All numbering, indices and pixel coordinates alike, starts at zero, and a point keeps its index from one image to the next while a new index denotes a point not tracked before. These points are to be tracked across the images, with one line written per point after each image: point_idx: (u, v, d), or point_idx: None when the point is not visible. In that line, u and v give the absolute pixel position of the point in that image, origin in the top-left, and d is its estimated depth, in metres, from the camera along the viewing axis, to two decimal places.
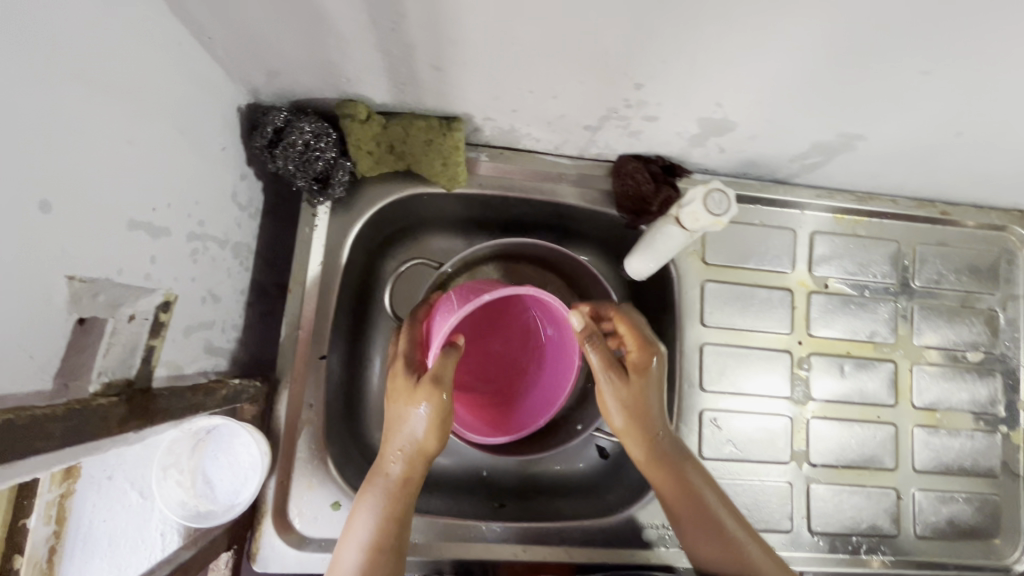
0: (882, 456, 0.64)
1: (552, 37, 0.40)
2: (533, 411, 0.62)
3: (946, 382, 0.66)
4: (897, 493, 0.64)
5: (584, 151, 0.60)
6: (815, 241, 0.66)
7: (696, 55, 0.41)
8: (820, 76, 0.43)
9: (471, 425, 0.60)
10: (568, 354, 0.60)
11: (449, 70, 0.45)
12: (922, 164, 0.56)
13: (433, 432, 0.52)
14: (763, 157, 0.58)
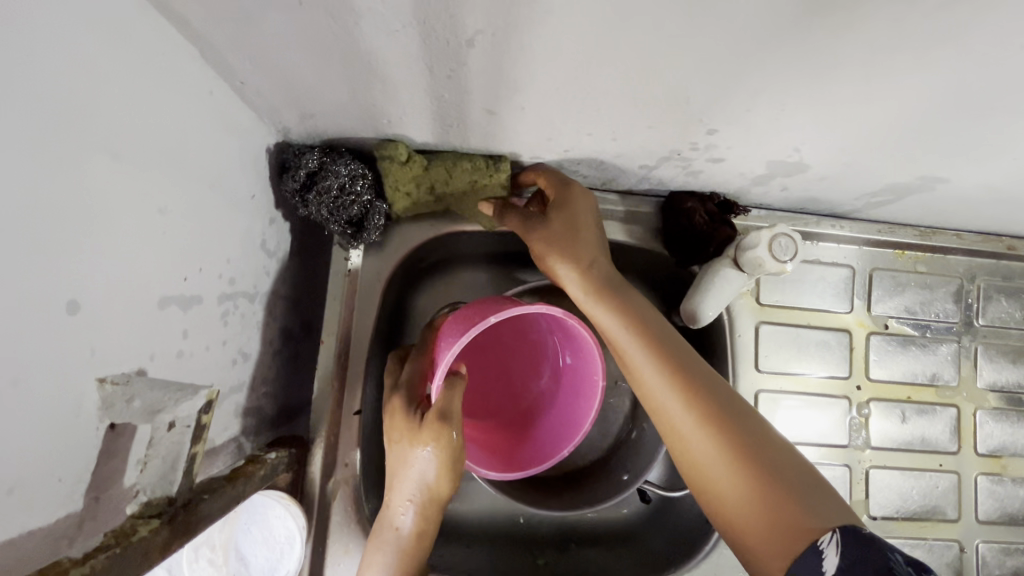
0: (944, 507, 0.61)
1: (624, 85, 0.36)
2: (553, 442, 0.57)
3: (1011, 428, 0.63)
4: (960, 545, 0.60)
5: (633, 187, 0.56)
6: (874, 279, 0.62)
7: (782, 102, 0.37)
8: (915, 123, 0.39)
9: (483, 459, 0.55)
10: (590, 380, 0.55)
11: (503, 114, 0.41)
12: (1001, 203, 0.52)
13: (443, 474, 0.48)
14: (828, 195, 0.54)
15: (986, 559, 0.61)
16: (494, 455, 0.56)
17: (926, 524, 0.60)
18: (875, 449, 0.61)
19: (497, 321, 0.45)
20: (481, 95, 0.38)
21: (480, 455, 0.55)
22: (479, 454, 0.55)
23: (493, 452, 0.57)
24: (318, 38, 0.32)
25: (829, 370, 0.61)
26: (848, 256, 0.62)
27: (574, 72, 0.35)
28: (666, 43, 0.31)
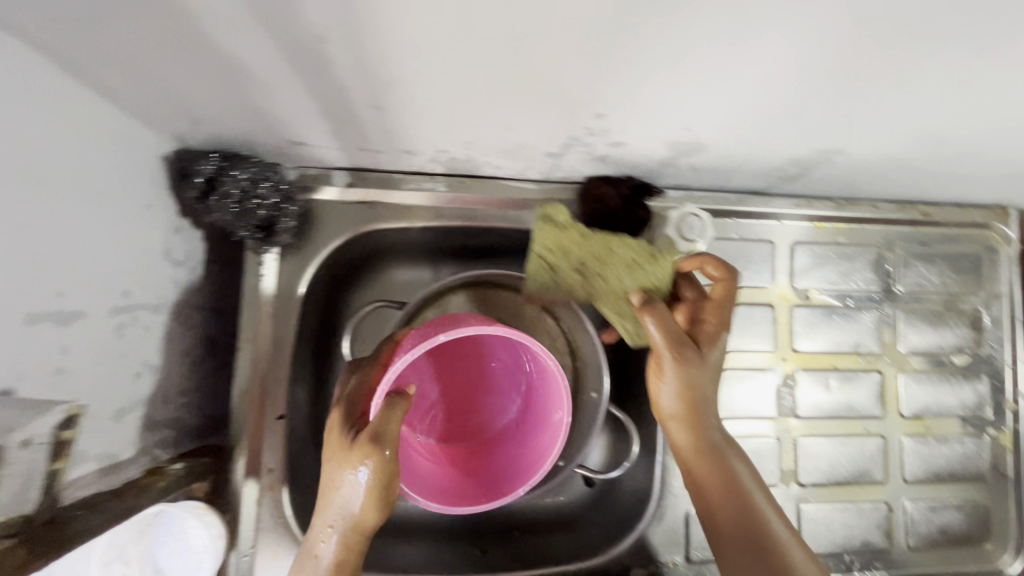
0: (871, 469, 0.62)
1: (497, 75, 0.36)
2: (513, 477, 0.55)
3: (933, 389, 0.65)
4: (888, 506, 0.62)
5: (549, 176, 0.57)
6: (795, 253, 0.63)
7: (658, 84, 0.38)
8: (792, 97, 0.40)
9: (431, 488, 0.54)
10: (555, 415, 0.54)
11: (391, 109, 0.41)
12: (903, 171, 0.53)
13: (371, 502, 0.43)
14: (738, 173, 0.55)
15: (913, 517, 0.63)
16: (447, 484, 0.55)
17: (854, 487, 0.62)
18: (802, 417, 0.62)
19: (444, 338, 0.45)
20: (360, 90, 0.38)
21: (431, 483, 0.54)
22: (428, 482, 0.54)
23: (446, 482, 0.56)
24: (169, 40, 0.31)
25: (755, 345, 0.62)
26: (771, 230, 0.62)
27: (442, 64, 0.34)
28: (521, 31, 0.31)
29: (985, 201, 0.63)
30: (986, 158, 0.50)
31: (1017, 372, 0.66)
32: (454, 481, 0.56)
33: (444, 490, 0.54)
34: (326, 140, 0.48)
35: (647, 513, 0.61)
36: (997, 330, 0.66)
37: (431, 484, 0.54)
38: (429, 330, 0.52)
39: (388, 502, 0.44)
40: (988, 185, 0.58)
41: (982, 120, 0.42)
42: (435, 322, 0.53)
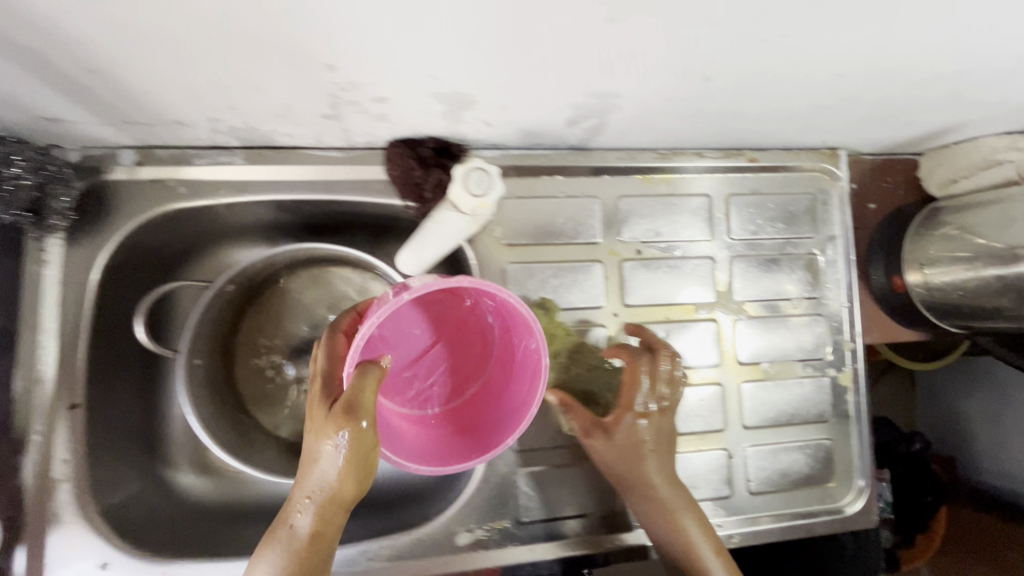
0: (713, 408, 0.83)
1: (435, 28, 0.48)
2: (500, 432, 0.69)
3: (765, 295, 0.85)
4: (730, 452, 0.83)
5: (461, 137, 0.73)
6: (671, 198, 0.84)
7: (559, 36, 0.51)
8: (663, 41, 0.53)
9: (410, 453, 0.67)
10: (532, 355, 0.68)
11: (352, 89, 0.59)
12: (761, 105, 0.69)
13: (345, 477, 0.61)
14: (612, 122, 0.71)
15: (767, 405, 0.84)
16: (448, 450, 0.69)
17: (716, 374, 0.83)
18: (682, 324, 0.83)
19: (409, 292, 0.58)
20: (326, 77, 0.56)
21: (414, 450, 0.69)
22: (413, 450, 0.68)
23: (437, 448, 0.70)
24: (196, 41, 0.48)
25: (645, 266, 0.83)
26: (650, 183, 0.83)
27: (381, 53, 0.52)
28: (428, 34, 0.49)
29: (808, 145, 0.84)
30: (828, 84, 0.64)
31: (851, 311, 0.86)
32: (428, 447, 0.70)
33: (431, 455, 0.68)
34: (298, 95, 0.60)
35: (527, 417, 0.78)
36: (831, 269, 0.86)
37: (417, 452, 0.68)
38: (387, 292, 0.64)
39: (357, 475, 0.61)
40: (823, 117, 0.74)
41: (817, 49, 0.56)
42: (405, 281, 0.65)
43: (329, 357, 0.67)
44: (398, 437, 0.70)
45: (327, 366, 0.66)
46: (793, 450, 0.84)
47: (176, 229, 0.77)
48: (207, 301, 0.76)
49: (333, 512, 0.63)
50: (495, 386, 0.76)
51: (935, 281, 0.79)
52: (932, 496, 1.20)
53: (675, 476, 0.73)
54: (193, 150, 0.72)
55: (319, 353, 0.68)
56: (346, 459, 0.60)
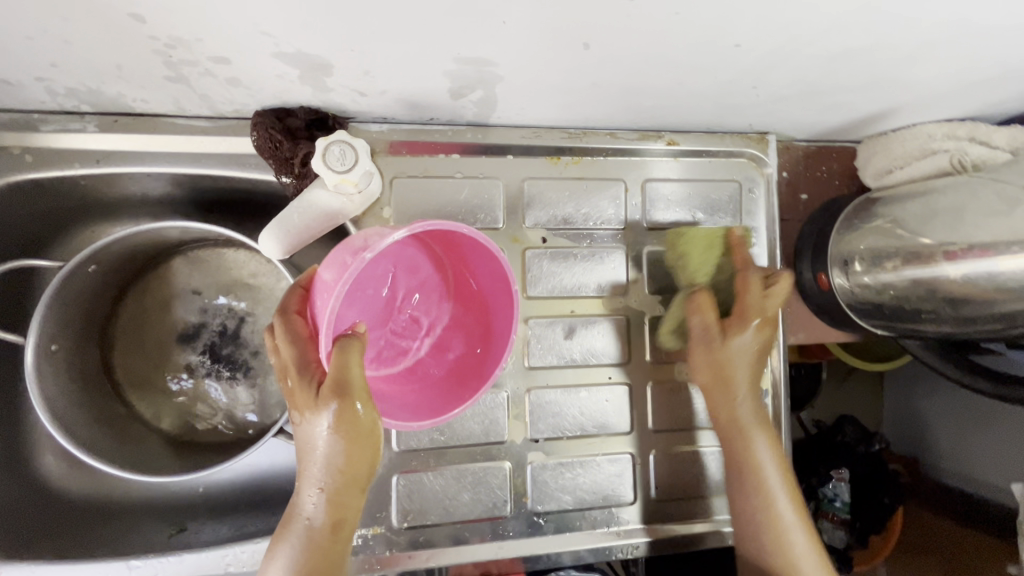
0: (620, 406, 0.77)
1: None
2: (489, 364, 0.69)
3: None
4: (636, 455, 0.77)
5: (340, 108, 0.67)
6: (581, 183, 0.77)
7: None
8: (509, 6, 0.47)
9: (408, 412, 0.66)
10: (502, 284, 0.68)
11: (181, 47, 0.52)
12: (656, 82, 0.63)
13: (347, 457, 0.58)
14: (501, 97, 0.65)
15: (678, 407, 0.79)
16: (442, 396, 0.68)
17: (623, 373, 0.78)
18: (588, 318, 0.77)
19: (379, 245, 0.54)
20: (141, 32, 0.49)
21: (411, 407, 0.67)
22: (409, 408, 0.67)
23: (432, 399, 0.68)
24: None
25: (548, 254, 0.76)
26: (558, 166, 0.77)
27: (190, 3, 0.45)
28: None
29: (733, 128, 0.78)
30: (720, 63, 0.58)
31: None
32: (424, 401, 0.68)
33: (429, 408, 0.67)
34: (124, 55, 0.53)
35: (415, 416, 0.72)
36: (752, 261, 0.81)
37: (411, 408, 0.67)
38: (342, 256, 0.58)
39: (364, 452, 0.59)
40: (735, 98, 0.68)
41: (690, 20, 0.50)
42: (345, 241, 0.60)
43: (296, 341, 0.59)
44: (389, 403, 0.67)
45: (299, 354, 0.58)
46: (703, 455, 0.79)
47: (37, 202, 0.70)
48: (67, 279, 0.69)
49: (349, 493, 0.61)
50: (455, 329, 0.73)
51: (857, 279, 0.73)
52: (887, 497, 1.16)
53: (767, 423, 0.73)
54: (38, 115, 0.65)
55: (281, 341, 0.59)
56: (347, 439, 0.57)
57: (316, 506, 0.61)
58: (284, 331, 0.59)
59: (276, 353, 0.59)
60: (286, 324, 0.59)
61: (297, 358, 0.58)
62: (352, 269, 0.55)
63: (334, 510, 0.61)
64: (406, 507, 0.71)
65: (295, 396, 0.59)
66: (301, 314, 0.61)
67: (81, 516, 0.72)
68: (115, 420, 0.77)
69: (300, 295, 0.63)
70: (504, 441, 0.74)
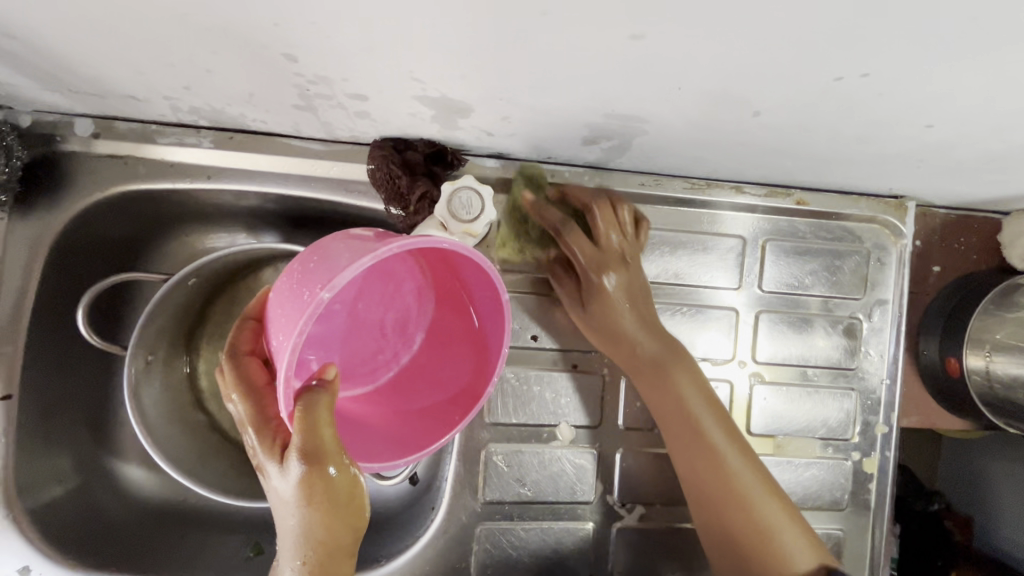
0: None
1: (403, 30, 0.38)
2: (476, 379, 0.64)
3: (792, 358, 0.74)
4: None
5: (461, 143, 0.63)
6: (698, 238, 0.73)
7: (561, 57, 0.40)
8: (690, 74, 0.42)
9: (388, 446, 0.62)
10: (490, 294, 0.60)
11: (322, 83, 0.49)
12: (807, 149, 0.57)
13: (321, 526, 0.51)
14: (634, 146, 0.60)
15: None
16: (424, 422, 0.64)
17: None
18: None
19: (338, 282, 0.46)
20: (287, 68, 0.46)
21: (391, 439, 0.63)
22: (387, 441, 0.62)
23: (415, 425, 0.64)
24: (118, 9, 0.39)
25: (654, 309, 0.72)
26: (675, 218, 0.72)
27: (348, 49, 0.42)
28: (405, 35, 0.39)
29: (871, 192, 0.72)
30: (899, 138, 0.52)
31: (890, 389, 0.75)
32: (403, 428, 0.64)
33: (411, 436, 0.63)
34: (264, 85, 0.51)
35: (504, 467, 0.69)
36: (873, 335, 0.75)
37: (391, 439, 0.63)
38: (297, 288, 0.50)
39: (335, 517, 0.51)
40: (892, 167, 0.61)
41: (888, 98, 0.44)
42: (302, 267, 0.52)
43: (248, 391, 0.55)
44: (367, 432, 0.63)
45: (255, 407, 0.54)
46: None
47: (140, 212, 0.69)
48: (165, 293, 0.68)
49: (337, 566, 0.53)
50: (437, 338, 0.68)
51: (998, 371, 0.66)
52: (942, 560, 1.00)
53: (668, 340, 0.66)
54: (155, 127, 0.64)
55: (234, 392, 0.55)
56: (323, 506, 0.50)
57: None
58: (236, 376, 0.56)
59: (229, 406, 0.55)
60: (237, 367, 0.56)
61: (253, 413, 0.54)
62: (312, 311, 0.47)
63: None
64: (486, 560, 0.68)
65: (256, 457, 0.53)
66: (252, 353, 0.58)
67: (164, 530, 0.72)
68: (198, 432, 0.76)
69: (250, 330, 0.59)
70: (590, 501, 0.70)
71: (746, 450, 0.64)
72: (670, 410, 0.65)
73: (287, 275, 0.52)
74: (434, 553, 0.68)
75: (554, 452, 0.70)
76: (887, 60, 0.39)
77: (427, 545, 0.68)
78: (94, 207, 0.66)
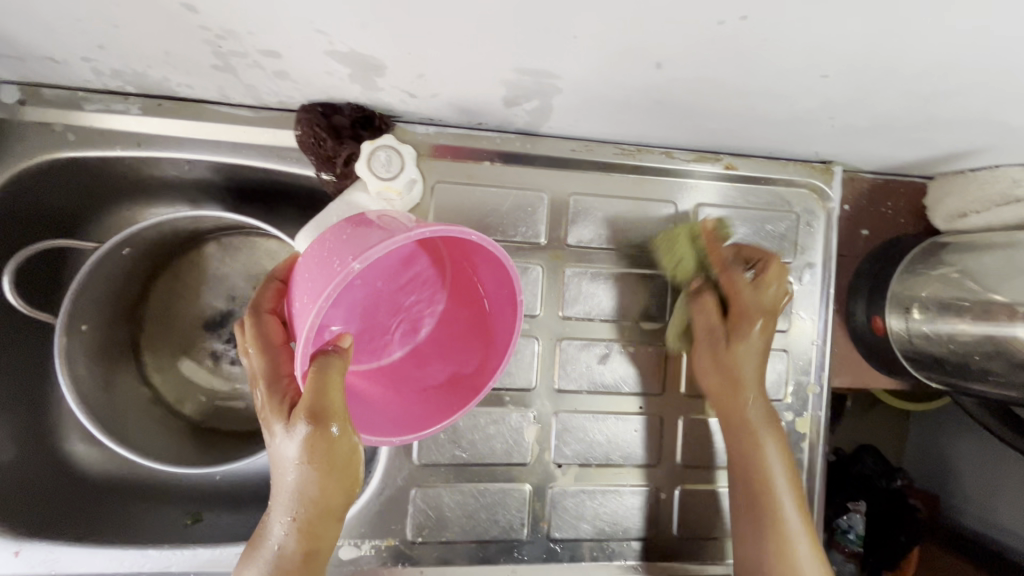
0: (649, 443, 0.74)
1: None
2: (480, 372, 0.66)
3: None
4: (661, 487, 0.74)
5: (389, 107, 0.64)
6: (631, 203, 0.74)
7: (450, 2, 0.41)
8: (578, 22, 0.43)
9: (389, 425, 0.62)
10: (506, 292, 0.63)
11: (231, 39, 0.50)
12: (719, 107, 0.59)
13: (318, 485, 0.52)
14: (554, 108, 0.62)
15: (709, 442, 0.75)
16: (424, 406, 0.65)
17: (655, 403, 0.75)
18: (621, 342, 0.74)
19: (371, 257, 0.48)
20: (191, 20, 0.47)
21: (391, 417, 0.64)
22: (388, 418, 0.63)
23: (415, 407, 0.65)
24: None
25: (588, 273, 0.73)
26: (606, 183, 0.74)
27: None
28: None
29: (797, 156, 0.73)
30: (800, 93, 0.54)
31: (820, 350, 0.77)
32: (404, 408, 0.65)
33: (412, 418, 0.64)
34: (177, 43, 0.51)
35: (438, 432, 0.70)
36: (806, 299, 0.77)
37: (392, 417, 0.64)
38: (327, 256, 0.52)
39: (330, 479, 0.52)
40: (806, 127, 0.63)
41: (773, 46, 0.46)
42: (334, 235, 0.54)
43: (265, 348, 0.55)
44: (368, 409, 0.63)
45: (270, 364, 0.54)
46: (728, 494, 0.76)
47: (73, 181, 0.69)
48: (98, 260, 0.68)
49: (324, 522, 0.55)
50: (442, 326, 0.69)
51: (919, 327, 0.68)
52: (905, 535, 1.01)
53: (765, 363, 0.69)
54: (82, 93, 0.64)
55: (252, 346, 0.55)
56: (322, 467, 0.51)
57: (284, 535, 0.54)
58: (255, 331, 0.56)
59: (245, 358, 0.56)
60: (258, 323, 0.56)
61: (268, 369, 0.54)
62: (341, 279, 0.49)
63: (306, 539, 0.54)
64: (422, 522, 0.69)
65: (262, 412, 0.54)
66: (274, 312, 0.58)
67: (104, 501, 0.72)
68: (141, 403, 0.76)
69: (275, 290, 0.59)
70: (526, 464, 0.71)
71: (795, 472, 0.67)
72: (750, 452, 0.67)
73: (320, 239, 0.54)
74: (369, 517, 0.68)
75: (489, 414, 0.71)
76: (759, 2, 0.40)
77: (363, 510, 0.68)
78: (24, 174, 0.66)
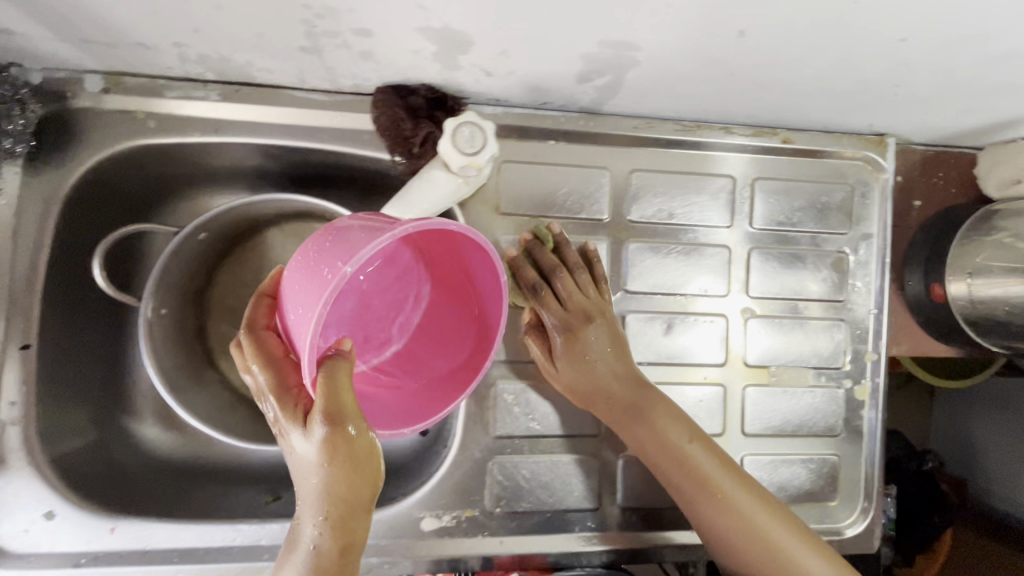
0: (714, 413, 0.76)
1: None
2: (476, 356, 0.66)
3: (784, 292, 0.77)
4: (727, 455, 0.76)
5: (462, 87, 0.65)
6: (691, 178, 0.76)
7: None
8: None
9: (393, 416, 0.62)
10: (489, 275, 0.62)
11: (329, 18, 0.51)
12: (790, 77, 0.60)
13: (346, 483, 0.49)
14: (625, 82, 0.63)
15: (772, 410, 0.77)
16: (425, 397, 0.65)
17: (719, 374, 0.76)
18: (683, 314, 0.76)
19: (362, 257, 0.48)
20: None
21: (393, 410, 0.64)
22: (393, 411, 0.63)
23: (416, 398, 0.65)
24: None
25: (651, 247, 0.75)
26: (667, 159, 0.75)
27: None
28: None
29: (853, 128, 0.75)
30: (875, 59, 0.55)
31: (878, 319, 0.78)
32: (406, 401, 0.65)
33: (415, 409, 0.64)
34: (273, 25, 0.53)
35: (512, 407, 0.71)
36: (862, 269, 0.78)
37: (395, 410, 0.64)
38: (316, 265, 0.51)
39: (356, 475, 0.50)
40: (870, 97, 0.65)
41: (861, 11, 0.47)
42: (317, 244, 0.53)
43: (267, 361, 0.53)
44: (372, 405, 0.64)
45: (276, 376, 0.52)
46: (793, 462, 0.77)
47: (149, 168, 0.71)
48: (174, 246, 0.69)
49: (358, 520, 0.52)
50: (435, 320, 0.70)
51: (980, 291, 0.69)
52: (936, 516, 1.01)
53: (635, 378, 0.68)
54: (163, 82, 0.66)
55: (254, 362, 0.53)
56: (345, 465, 0.49)
57: (318, 537, 0.51)
58: (255, 347, 0.54)
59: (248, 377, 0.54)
60: (258, 340, 0.55)
61: (276, 380, 0.52)
62: (333, 286, 0.48)
63: (341, 538, 0.51)
64: (500, 493, 0.70)
65: (276, 423, 0.52)
66: (270, 327, 0.57)
67: (184, 483, 0.73)
68: (213, 387, 0.78)
69: (266, 307, 0.59)
70: (597, 435, 0.73)
71: (743, 477, 0.66)
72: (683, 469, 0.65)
73: (304, 252, 0.54)
74: (449, 489, 0.70)
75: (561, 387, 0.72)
76: None
77: (442, 482, 0.70)
78: (106, 162, 0.67)
